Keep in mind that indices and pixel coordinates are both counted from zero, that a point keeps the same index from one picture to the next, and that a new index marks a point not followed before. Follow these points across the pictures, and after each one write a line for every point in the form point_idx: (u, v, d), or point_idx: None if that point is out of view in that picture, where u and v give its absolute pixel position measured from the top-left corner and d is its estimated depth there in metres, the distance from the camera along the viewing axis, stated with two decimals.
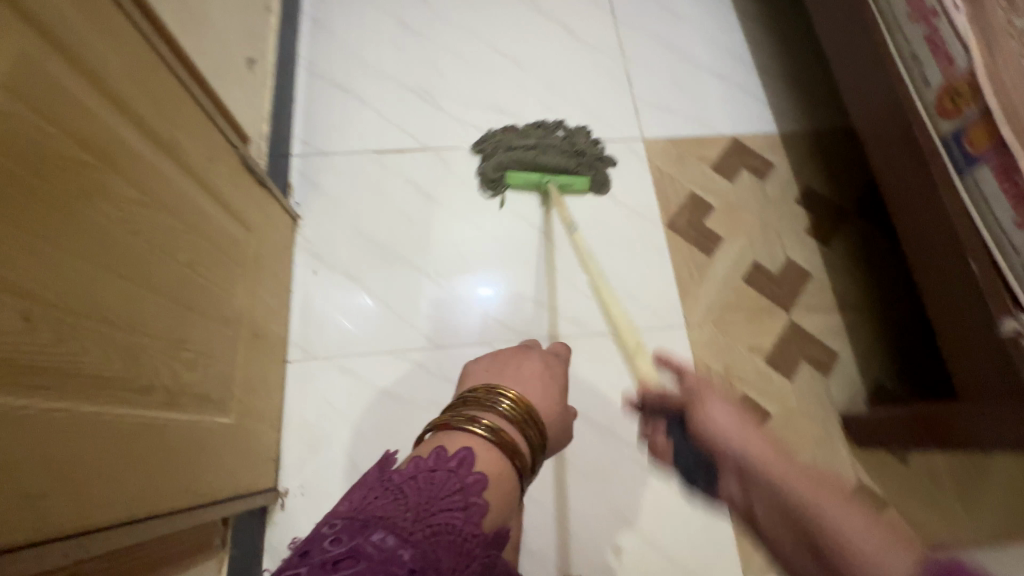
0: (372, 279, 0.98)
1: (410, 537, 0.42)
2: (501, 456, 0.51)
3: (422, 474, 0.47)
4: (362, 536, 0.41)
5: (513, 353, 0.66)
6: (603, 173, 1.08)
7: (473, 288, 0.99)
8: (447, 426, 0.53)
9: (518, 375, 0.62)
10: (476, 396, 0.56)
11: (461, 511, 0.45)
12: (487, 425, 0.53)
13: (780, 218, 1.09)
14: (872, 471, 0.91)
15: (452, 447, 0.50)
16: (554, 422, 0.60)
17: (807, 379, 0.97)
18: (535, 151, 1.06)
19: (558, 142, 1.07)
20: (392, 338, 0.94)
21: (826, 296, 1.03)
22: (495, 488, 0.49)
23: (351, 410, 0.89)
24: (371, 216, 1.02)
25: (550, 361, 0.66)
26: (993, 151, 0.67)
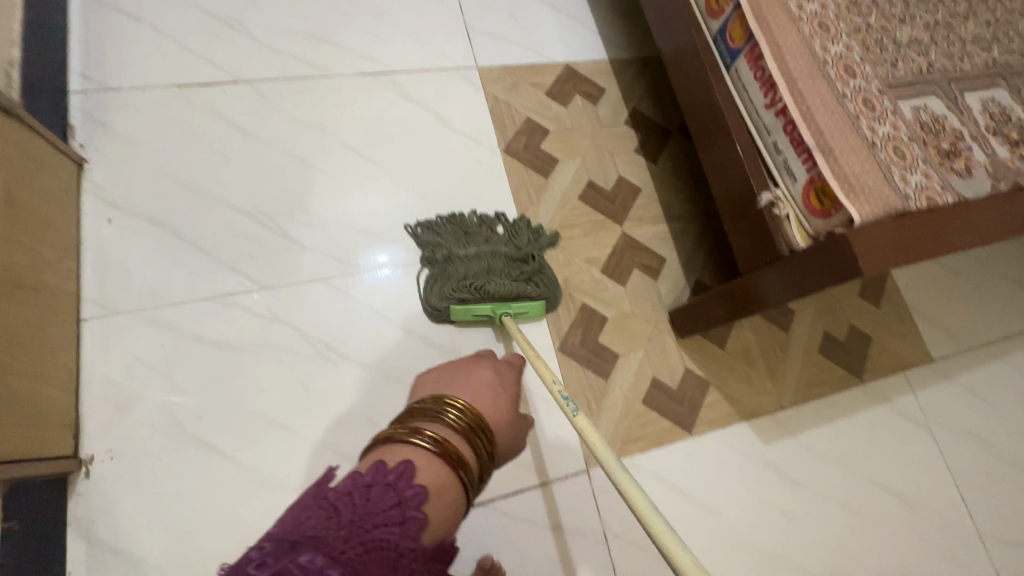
0: (183, 224, 0.88)
1: (339, 554, 0.42)
2: (446, 468, 0.51)
3: (358, 489, 0.47)
4: (289, 557, 0.41)
5: (463, 362, 0.66)
6: (556, 288, 0.95)
7: (369, 260, 0.94)
8: (390, 439, 0.52)
9: (468, 382, 0.62)
10: (422, 408, 0.56)
11: (396, 527, 0.45)
12: (430, 436, 0.52)
13: (612, 139, 1.15)
14: (696, 358, 1.01)
15: (392, 461, 0.50)
16: (504, 432, 0.60)
17: (639, 284, 1.04)
18: (483, 269, 0.91)
19: (504, 249, 0.94)
20: (211, 284, 0.86)
21: (654, 208, 1.11)
22: (437, 501, 0.49)
23: (167, 363, 0.81)
24: (177, 156, 0.92)
25: (502, 366, 0.66)
26: (746, 42, 0.74)
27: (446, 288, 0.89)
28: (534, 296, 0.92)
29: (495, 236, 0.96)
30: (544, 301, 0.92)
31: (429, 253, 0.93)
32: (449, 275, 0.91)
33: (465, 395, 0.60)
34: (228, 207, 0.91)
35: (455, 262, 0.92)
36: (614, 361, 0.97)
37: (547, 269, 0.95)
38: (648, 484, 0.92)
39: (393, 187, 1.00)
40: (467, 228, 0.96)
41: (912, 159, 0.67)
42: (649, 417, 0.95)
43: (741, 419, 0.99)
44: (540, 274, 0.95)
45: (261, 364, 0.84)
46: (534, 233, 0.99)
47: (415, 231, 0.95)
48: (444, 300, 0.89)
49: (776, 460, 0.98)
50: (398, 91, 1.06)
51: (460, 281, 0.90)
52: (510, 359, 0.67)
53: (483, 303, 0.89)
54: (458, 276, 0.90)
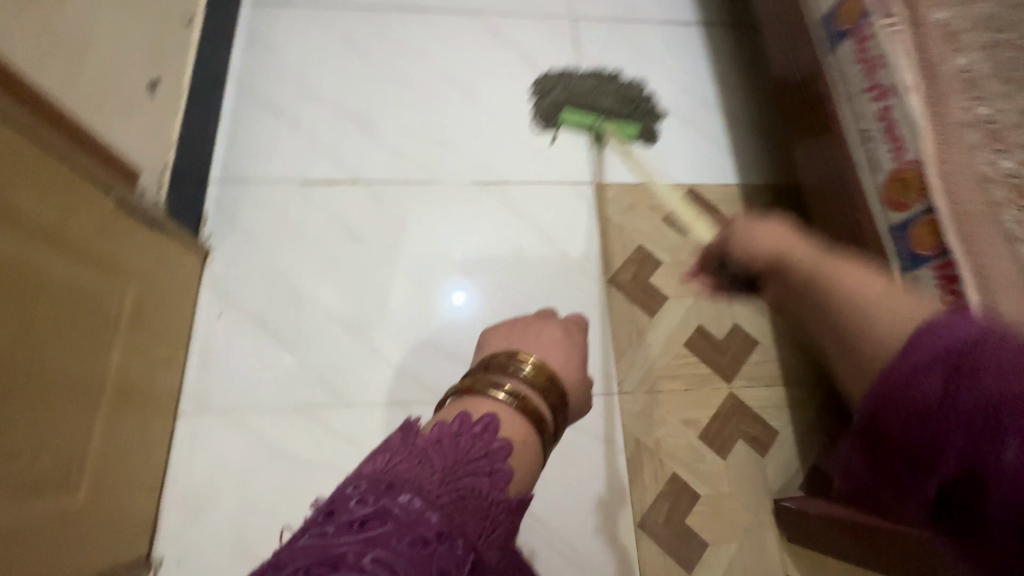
0: (283, 325, 0.90)
1: (437, 499, 0.38)
2: (526, 423, 0.47)
3: (447, 438, 0.43)
4: (388, 497, 0.37)
5: (532, 319, 0.57)
6: (652, 127, 1.05)
7: (445, 298, 0.95)
8: (472, 391, 0.48)
9: (539, 342, 0.54)
10: (497, 360, 0.50)
11: (487, 476, 0.41)
12: (509, 391, 0.47)
13: (731, 278, 1.03)
14: (802, 566, 0.85)
15: (476, 413, 0.45)
16: (577, 387, 0.53)
17: (742, 460, 0.91)
18: (594, 80, 1.05)
19: (609, 104, 1.03)
20: (298, 392, 0.86)
21: (771, 368, 0.97)
22: (521, 454, 0.45)
23: (243, 471, 0.81)
24: (289, 253, 0.94)
25: (573, 326, 0.57)
26: (936, 254, 0.61)
27: (554, 92, 1.06)
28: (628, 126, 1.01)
29: (607, 82, 1.05)
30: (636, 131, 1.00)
31: (547, 85, 1.08)
32: (555, 89, 1.06)
33: (536, 352, 0.53)
34: (327, 312, 0.92)
35: (560, 79, 1.07)
36: (701, 551, 0.85)
37: (648, 116, 1.05)
38: None
39: (486, 306, 0.95)
40: (575, 91, 1.05)
41: None
42: None
43: None
44: (640, 105, 1.06)
45: (328, 487, 0.82)
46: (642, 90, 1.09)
47: (545, 76, 1.11)
48: (550, 101, 1.05)
49: None
50: (507, 205, 1.03)
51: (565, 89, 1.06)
52: (581, 319, 0.58)
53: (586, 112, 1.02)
54: (563, 86, 1.06)
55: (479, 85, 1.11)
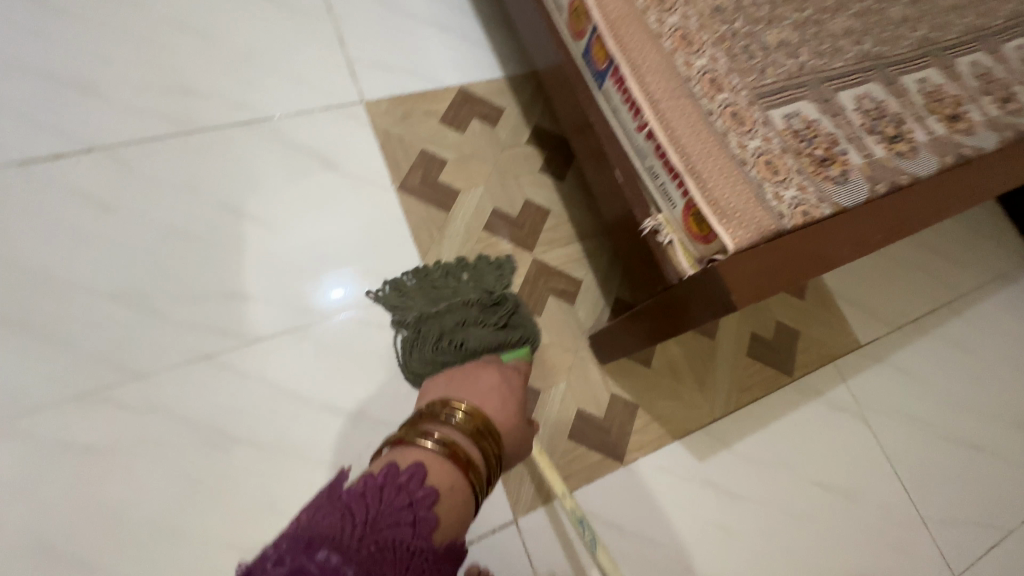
0: (37, 318, 0.80)
1: (354, 554, 0.44)
2: (455, 468, 0.57)
3: (372, 490, 0.51)
4: (306, 555, 0.43)
5: (475, 368, 0.75)
6: (532, 330, 0.89)
7: (325, 297, 0.92)
8: (403, 442, 0.58)
9: (477, 391, 0.70)
10: (433, 411, 0.63)
11: (407, 527, 0.48)
12: (438, 438, 0.58)
13: (515, 161, 1.10)
14: (621, 381, 0.98)
15: (406, 461, 0.55)
16: (509, 435, 0.68)
17: (555, 312, 1.00)
18: (461, 324, 0.87)
19: (476, 298, 0.91)
20: (76, 381, 0.78)
21: (565, 229, 1.07)
22: (448, 501, 0.54)
23: (27, 478, 0.73)
24: (25, 242, 0.84)
25: (507, 375, 0.76)
26: (608, 63, 0.71)
27: (420, 349, 0.87)
28: (517, 343, 0.85)
29: (461, 287, 0.94)
30: (526, 348, 0.84)
31: (403, 319, 0.91)
32: (420, 336, 0.88)
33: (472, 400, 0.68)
34: (91, 292, 0.83)
35: (426, 321, 0.89)
36: (535, 398, 0.93)
37: (535, 342, 0.88)
38: (580, 523, 0.88)
39: (280, 243, 0.93)
40: (439, 332, 0.87)
41: (785, 173, 0.64)
42: (577, 451, 0.92)
43: (673, 438, 0.96)
44: (531, 349, 0.87)
45: (140, 460, 0.77)
46: (501, 274, 0.99)
47: (385, 293, 0.94)
48: (419, 365, 0.86)
49: (712, 476, 0.96)
50: (276, 139, 1.00)
51: (430, 345, 0.86)
52: (513, 369, 0.77)
53: (453, 352, 0.83)
54: (430, 336, 0.87)
55: (215, 26, 1.04)
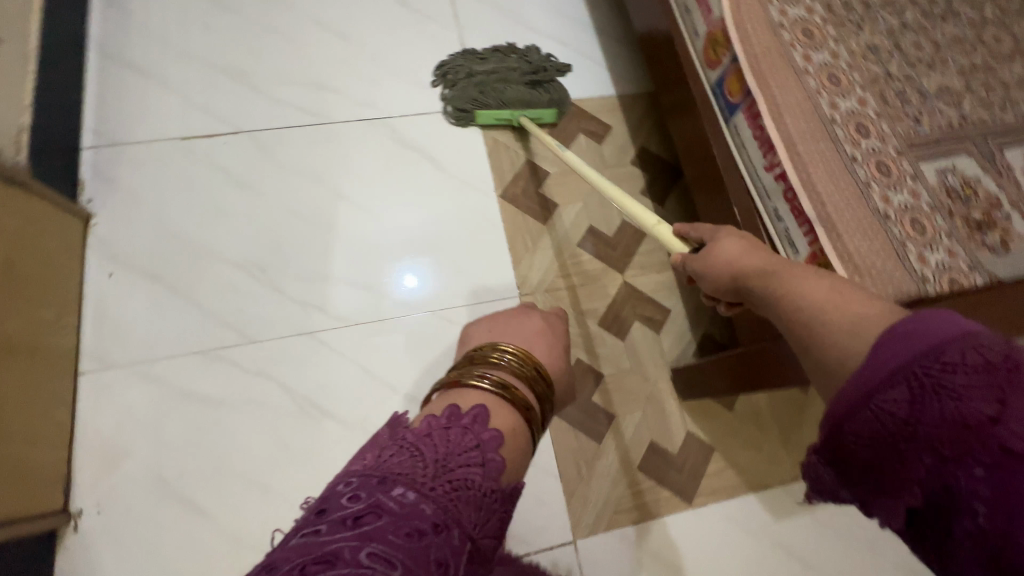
0: (177, 276, 0.91)
1: (430, 491, 0.42)
2: (511, 410, 0.51)
3: (436, 432, 0.47)
4: (381, 492, 0.41)
5: (515, 315, 0.67)
6: (562, 96, 1.10)
7: (396, 280, 0.96)
8: (458, 383, 0.53)
9: (523, 336, 0.63)
10: (481, 353, 0.56)
11: (479, 468, 0.45)
12: (495, 380, 0.53)
13: (616, 180, 1.09)
14: (699, 420, 0.94)
15: (464, 405, 0.50)
16: (558, 378, 0.61)
17: (639, 338, 0.98)
18: (496, 77, 1.07)
19: (522, 65, 1.09)
20: (202, 337, 0.88)
21: (660, 255, 1.05)
22: (509, 445, 0.49)
23: (152, 417, 0.83)
24: (177, 208, 0.95)
25: (552, 321, 0.68)
26: (743, 97, 0.68)
27: (471, 91, 1.07)
28: (544, 104, 1.08)
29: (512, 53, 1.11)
30: (554, 109, 1.08)
31: (453, 72, 1.09)
32: (472, 79, 1.08)
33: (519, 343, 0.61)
34: (223, 260, 0.93)
35: (476, 74, 1.08)
36: (608, 422, 0.92)
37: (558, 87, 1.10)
38: (639, 558, 0.86)
39: (385, 235, 0.99)
40: (487, 78, 1.07)
41: (933, 233, 0.59)
42: (645, 484, 0.89)
43: (749, 489, 0.91)
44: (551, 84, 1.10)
45: (245, 418, 0.84)
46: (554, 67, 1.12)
47: (452, 57, 1.12)
48: (468, 99, 1.06)
49: (787, 538, 0.90)
50: (394, 137, 1.06)
51: (482, 89, 1.06)
52: (557, 314, 0.69)
53: (500, 110, 1.05)
54: (482, 81, 1.07)
55: (354, 27, 1.12)
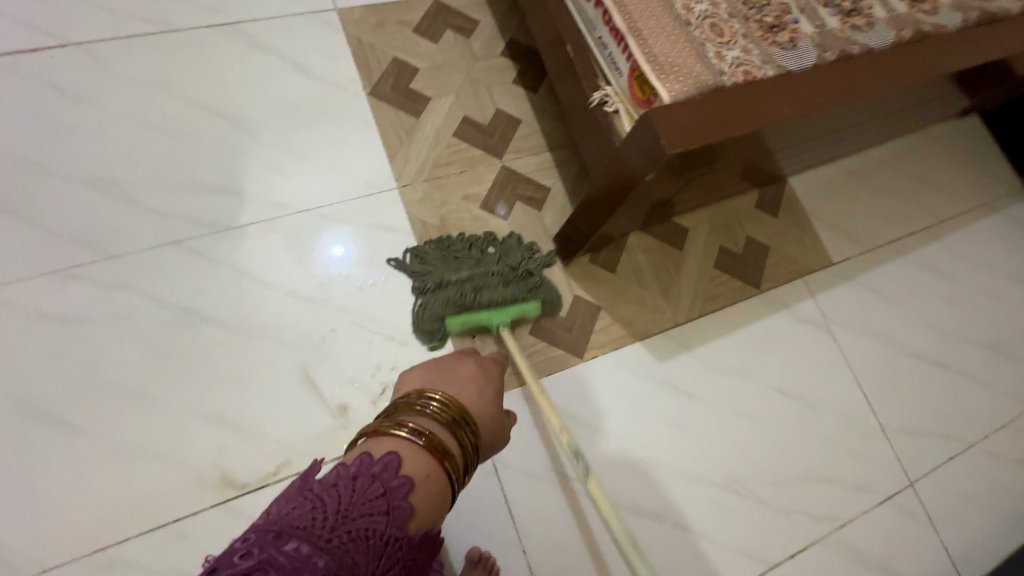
0: (13, 200, 0.84)
1: (326, 543, 0.41)
2: (429, 458, 0.50)
3: (343, 481, 0.46)
4: (275, 546, 0.40)
5: (449, 358, 0.64)
6: (554, 293, 0.95)
7: (325, 256, 0.91)
8: (376, 432, 0.51)
9: (455, 380, 0.60)
10: (406, 400, 0.54)
11: (381, 517, 0.44)
12: (413, 428, 0.51)
13: (488, 72, 1.10)
14: (584, 284, 1.00)
15: (378, 453, 0.49)
16: (487, 425, 0.58)
17: (522, 217, 1.01)
18: (474, 284, 0.90)
19: (498, 267, 0.92)
20: (52, 258, 0.82)
21: (536, 138, 1.07)
22: (420, 493, 0.48)
23: (3, 342, 0.77)
24: (2, 130, 0.86)
25: (487, 364, 0.64)
26: None
27: (452, 318, 0.88)
28: (530, 300, 0.92)
29: (483, 259, 0.93)
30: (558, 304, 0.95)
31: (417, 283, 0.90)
32: (444, 302, 0.88)
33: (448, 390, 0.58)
34: (66, 179, 0.86)
35: (446, 288, 0.89)
36: None
37: (546, 283, 0.95)
38: (537, 411, 0.90)
39: (250, 141, 0.95)
40: (465, 293, 0.89)
41: (730, 36, 0.64)
42: (537, 346, 0.94)
43: (633, 339, 0.98)
44: (541, 285, 0.94)
45: (110, 333, 0.80)
46: (526, 250, 0.96)
47: (405, 259, 0.93)
48: (448, 321, 0.88)
49: (670, 376, 0.98)
50: (248, 42, 1.01)
51: (464, 313, 0.88)
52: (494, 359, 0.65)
53: (478, 312, 0.88)
54: (456, 303, 0.88)
55: None
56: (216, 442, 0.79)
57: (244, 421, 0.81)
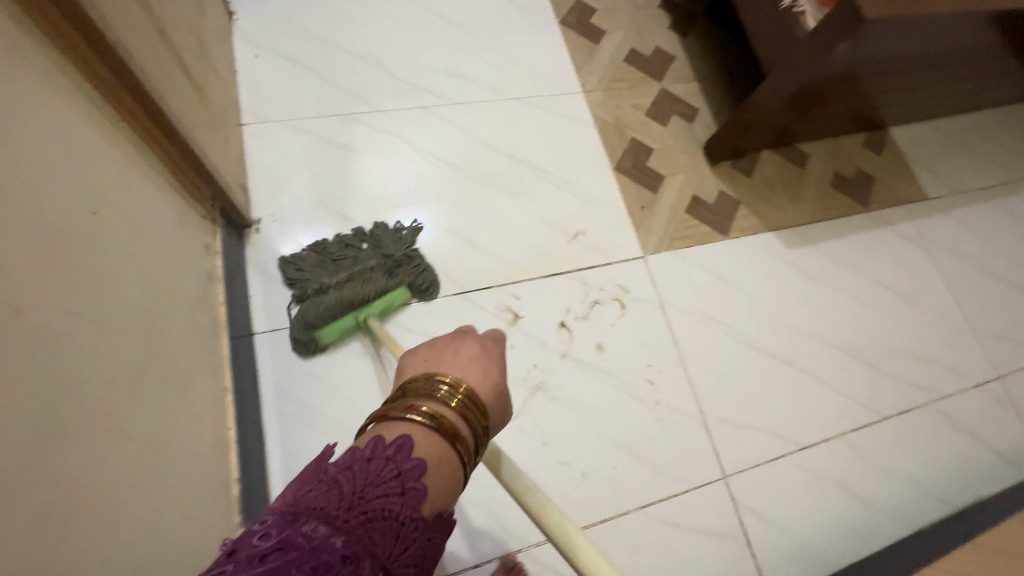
0: (310, 61, 1.10)
1: (344, 523, 0.35)
2: (441, 442, 0.43)
3: (356, 462, 0.39)
4: (292, 526, 0.33)
5: (451, 336, 0.53)
6: (421, 270, 0.95)
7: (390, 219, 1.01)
8: (386, 416, 0.44)
9: (455, 360, 0.50)
10: (412, 386, 0.46)
11: (399, 496, 0.37)
12: (425, 411, 0.43)
13: (649, 18, 1.35)
14: (727, 183, 1.21)
15: (390, 435, 0.42)
16: (496, 410, 0.50)
17: (678, 126, 1.24)
18: (353, 280, 0.89)
19: (376, 261, 0.92)
20: (336, 105, 1.07)
21: (687, 71, 1.31)
22: (436, 476, 0.41)
23: (304, 156, 1.01)
24: (300, 13, 1.13)
25: (490, 341, 0.54)
26: None
27: (310, 303, 0.87)
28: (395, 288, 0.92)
29: (362, 253, 0.93)
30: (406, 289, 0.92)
31: (297, 270, 0.90)
32: (311, 285, 0.89)
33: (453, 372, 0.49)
34: (343, 52, 1.12)
35: (323, 293, 0.88)
36: (661, 180, 1.17)
37: (420, 265, 0.95)
38: (692, 270, 1.10)
39: (472, 42, 1.20)
40: (335, 255, 0.93)
41: None
42: (691, 223, 1.15)
43: (766, 230, 1.19)
44: (409, 265, 0.94)
45: (375, 162, 1.04)
46: (398, 236, 0.97)
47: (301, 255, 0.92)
48: (309, 316, 0.86)
49: (797, 260, 1.17)
50: None
51: (325, 300, 0.87)
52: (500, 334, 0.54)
53: (342, 319, 0.87)
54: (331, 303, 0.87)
55: None
56: (458, 252, 1.01)
57: (474, 239, 1.02)
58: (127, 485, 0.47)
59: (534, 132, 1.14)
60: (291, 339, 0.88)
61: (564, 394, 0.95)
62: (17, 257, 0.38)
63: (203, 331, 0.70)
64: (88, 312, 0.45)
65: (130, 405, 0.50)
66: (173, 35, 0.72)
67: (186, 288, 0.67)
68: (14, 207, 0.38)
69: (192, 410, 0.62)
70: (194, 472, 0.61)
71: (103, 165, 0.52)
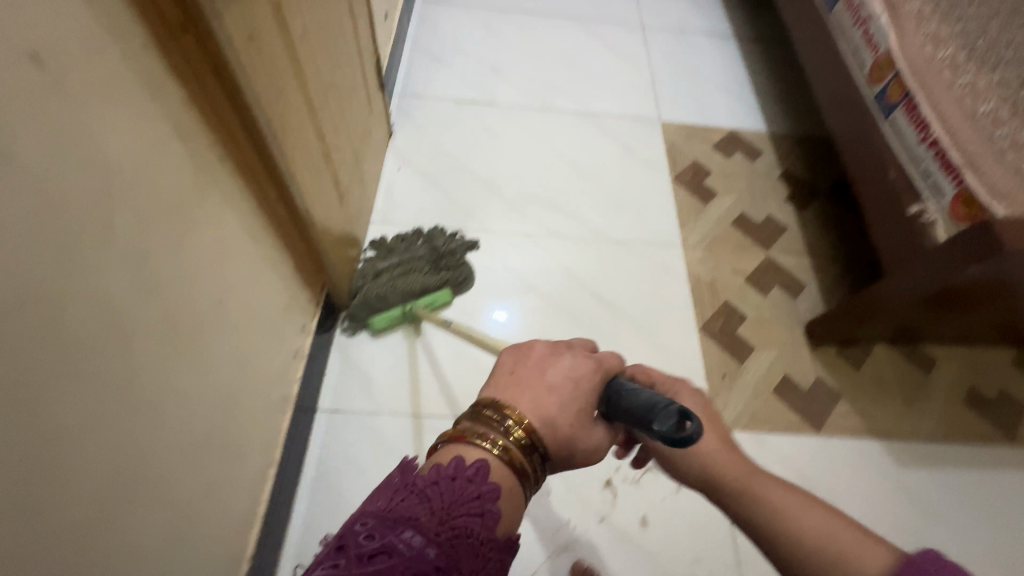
0: (442, 178, 1.27)
1: (436, 537, 0.34)
2: (511, 472, 0.42)
3: (439, 480, 0.38)
4: (392, 532, 0.34)
5: (546, 352, 0.50)
6: (462, 273, 1.10)
7: (488, 318, 1.08)
8: (459, 437, 0.42)
9: (536, 382, 0.47)
10: (482, 409, 0.44)
11: (479, 518, 0.37)
12: (495, 441, 0.42)
13: (766, 188, 1.37)
14: (828, 370, 1.10)
15: (467, 458, 0.41)
16: (574, 442, 0.47)
17: (779, 299, 1.18)
18: (401, 272, 1.05)
19: (423, 252, 1.10)
20: (451, 219, 1.21)
21: (799, 245, 1.27)
22: (507, 502, 0.41)
23: None
24: (445, 139, 1.34)
25: (585, 366, 0.50)
26: (903, 99, 0.95)
27: (367, 294, 1.01)
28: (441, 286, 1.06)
29: (413, 245, 1.11)
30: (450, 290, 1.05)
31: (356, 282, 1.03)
32: (368, 280, 1.03)
33: (530, 397, 0.46)
34: (471, 175, 1.28)
35: (374, 274, 1.04)
36: (750, 351, 1.10)
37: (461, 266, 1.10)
38: (770, 460, 0.98)
39: (586, 184, 1.30)
40: (389, 247, 1.10)
41: None
42: (778, 406, 1.04)
43: (870, 435, 1.04)
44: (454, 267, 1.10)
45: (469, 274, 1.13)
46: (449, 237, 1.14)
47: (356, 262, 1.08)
48: (367, 293, 1.01)
49: (906, 482, 0.99)
50: (598, 126, 1.42)
51: (383, 278, 1.04)
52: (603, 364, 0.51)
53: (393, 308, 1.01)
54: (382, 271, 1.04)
55: (580, 58, 1.56)
56: None
57: None
58: (151, 552, 0.51)
59: (624, 276, 1.17)
60: (346, 425, 0.93)
61: (594, 563, 0.87)
62: (146, 344, 0.47)
63: (271, 405, 0.77)
64: (181, 389, 0.53)
65: (183, 474, 0.56)
66: (336, 158, 0.89)
67: (272, 364, 0.76)
68: (161, 302, 0.48)
69: (234, 482, 0.68)
70: (214, 543, 0.64)
71: (246, 262, 0.64)
